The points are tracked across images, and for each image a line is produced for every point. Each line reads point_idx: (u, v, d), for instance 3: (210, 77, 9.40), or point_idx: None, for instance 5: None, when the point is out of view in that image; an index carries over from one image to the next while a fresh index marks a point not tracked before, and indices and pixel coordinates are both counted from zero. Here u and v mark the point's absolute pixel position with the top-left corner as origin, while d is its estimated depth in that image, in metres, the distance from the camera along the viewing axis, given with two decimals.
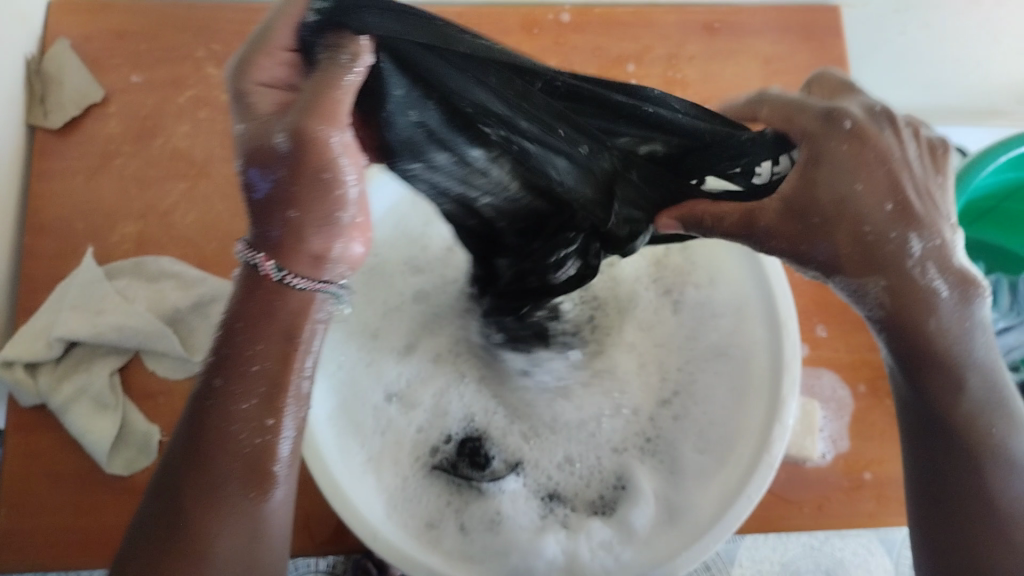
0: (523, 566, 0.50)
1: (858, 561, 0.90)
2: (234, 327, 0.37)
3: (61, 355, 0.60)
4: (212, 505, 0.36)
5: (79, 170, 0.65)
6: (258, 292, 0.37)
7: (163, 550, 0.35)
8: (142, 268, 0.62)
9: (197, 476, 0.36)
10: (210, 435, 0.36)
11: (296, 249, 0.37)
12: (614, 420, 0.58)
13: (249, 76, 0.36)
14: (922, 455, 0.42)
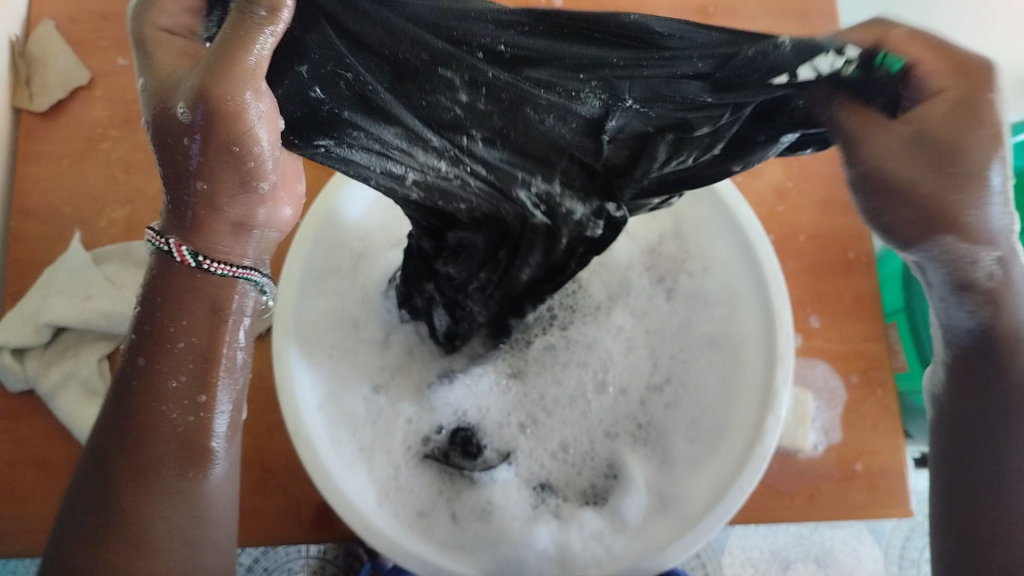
0: (514, 559, 0.50)
1: (847, 550, 0.93)
2: (154, 303, 0.36)
3: (50, 340, 0.59)
4: (145, 484, 0.36)
5: (65, 154, 0.64)
6: (171, 276, 0.36)
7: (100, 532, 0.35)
8: (131, 253, 0.61)
9: (127, 455, 0.36)
10: (139, 415, 0.36)
11: (214, 219, 0.35)
12: (602, 399, 0.58)
13: (152, 25, 0.35)
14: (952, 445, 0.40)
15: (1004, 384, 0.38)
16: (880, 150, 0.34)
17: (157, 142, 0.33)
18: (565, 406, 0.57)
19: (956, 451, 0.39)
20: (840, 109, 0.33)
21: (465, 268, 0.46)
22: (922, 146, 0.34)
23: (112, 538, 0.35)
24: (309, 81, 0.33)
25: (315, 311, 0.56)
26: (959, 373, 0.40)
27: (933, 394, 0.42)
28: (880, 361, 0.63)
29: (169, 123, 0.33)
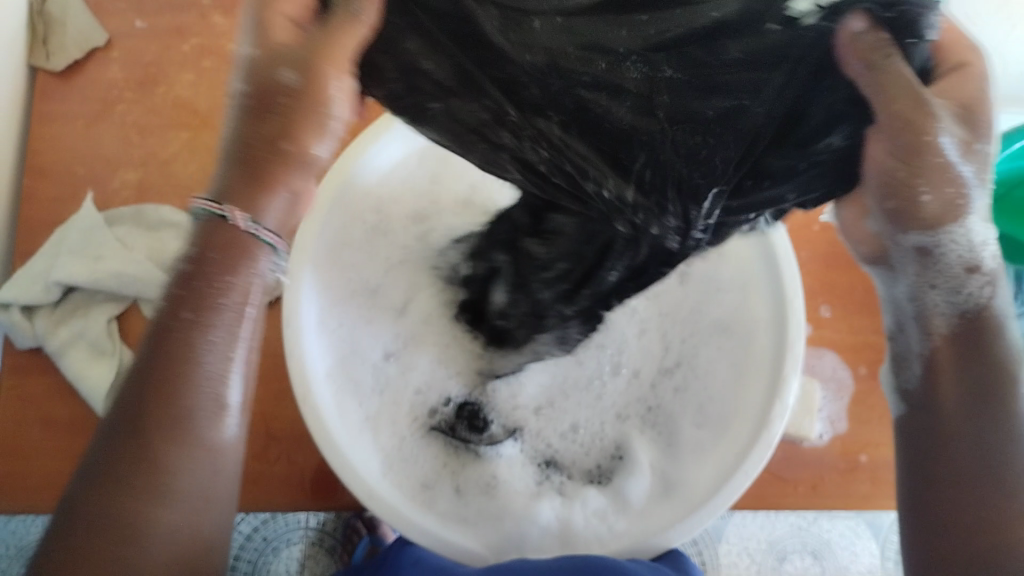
0: (516, 534, 0.50)
1: (845, 543, 0.94)
2: (206, 256, 0.36)
3: (59, 299, 0.59)
4: (177, 437, 0.34)
5: (80, 114, 0.63)
6: (221, 236, 0.36)
7: (120, 484, 0.33)
8: (143, 216, 0.61)
9: (160, 404, 0.34)
10: (178, 364, 0.34)
11: (277, 180, 0.37)
12: (618, 381, 0.58)
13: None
14: (925, 437, 0.38)
15: (991, 374, 0.37)
16: (931, 113, 0.35)
17: (254, 104, 0.36)
18: (577, 389, 0.58)
19: (927, 442, 0.38)
20: (844, 33, 0.32)
21: (551, 255, 0.47)
22: (954, 112, 0.36)
23: (132, 491, 0.33)
24: (414, 54, 0.33)
25: (328, 281, 0.55)
26: (940, 364, 0.39)
27: (905, 393, 0.41)
28: None
29: (271, 92, 0.36)
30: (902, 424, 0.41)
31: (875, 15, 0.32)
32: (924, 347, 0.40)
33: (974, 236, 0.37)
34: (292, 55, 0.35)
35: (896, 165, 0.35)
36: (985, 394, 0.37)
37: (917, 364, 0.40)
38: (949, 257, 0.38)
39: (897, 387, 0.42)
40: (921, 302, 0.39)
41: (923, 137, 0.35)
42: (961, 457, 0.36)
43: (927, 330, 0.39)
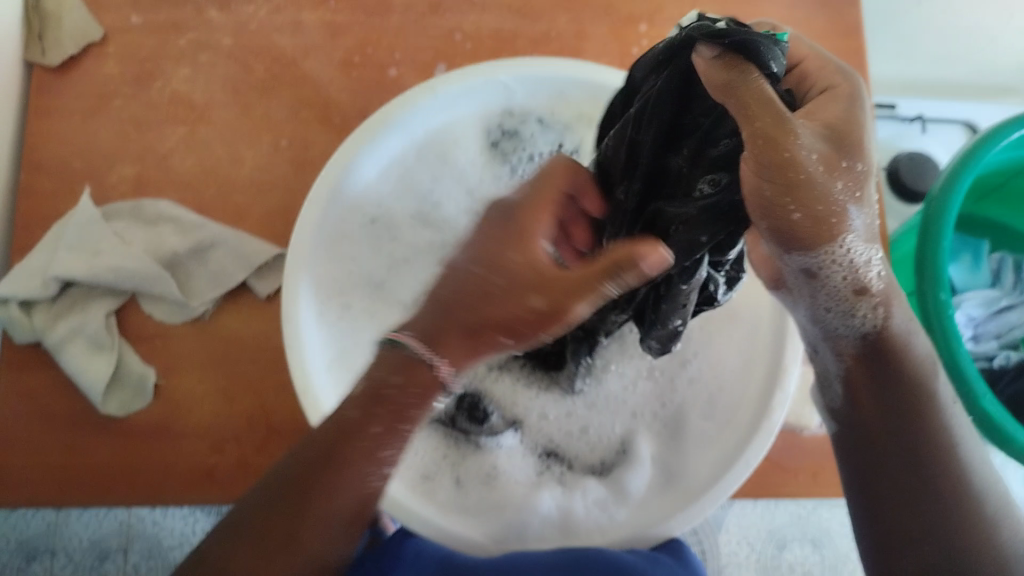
0: (517, 524, 0.51)
1: (843, 531, 0.96)
2: (401, 381, 0.43)
3: (57, 295, 0.59)
4: (322, 503, 0.43)
5: (77, 109, 0.63)
6: (408, 373, 0.42)
7: (270, 529, 0.43)
8: (141, 210, 0.61)
9: (315, 479, 0.43)
10: (336, 457, 0.43)
11: (478, 355, 0.42)
12: (646, 383, 0.58)
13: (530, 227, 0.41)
14: (859, 449, 0.46)
15: (894, 385, 0.44)
16: (791, 130, 0.35)
17: (478, 289, 0.40)
18: (594, 397, 0.58)
19: (859, 451, 0.46)
20: (697, 61, 0.35)
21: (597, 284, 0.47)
22: (818, 133, 0.38)
23: (275, 537, 0.43)
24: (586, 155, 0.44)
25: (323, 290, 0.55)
26: (856, 379, 0.46)
27: (831, 410, 0.49)
28: None
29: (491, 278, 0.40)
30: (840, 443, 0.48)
31: (718, 45, 0.34)
32: (841, 366, 0.46)
33: (854, 255, 0.39)
34: (528, 272, 0.40)
35: (764, 183, 0.35)
36: (893, 404, 0.44)
37: (838, 383, 0.48)
38: (835, 278, 0.40)
39: (824, 406, 0.50)
40: (844, 323, 0.44)
41: (785, 154, 0.35)
42: (896, 468, 0.44)
43: (838, 350, 0.46)
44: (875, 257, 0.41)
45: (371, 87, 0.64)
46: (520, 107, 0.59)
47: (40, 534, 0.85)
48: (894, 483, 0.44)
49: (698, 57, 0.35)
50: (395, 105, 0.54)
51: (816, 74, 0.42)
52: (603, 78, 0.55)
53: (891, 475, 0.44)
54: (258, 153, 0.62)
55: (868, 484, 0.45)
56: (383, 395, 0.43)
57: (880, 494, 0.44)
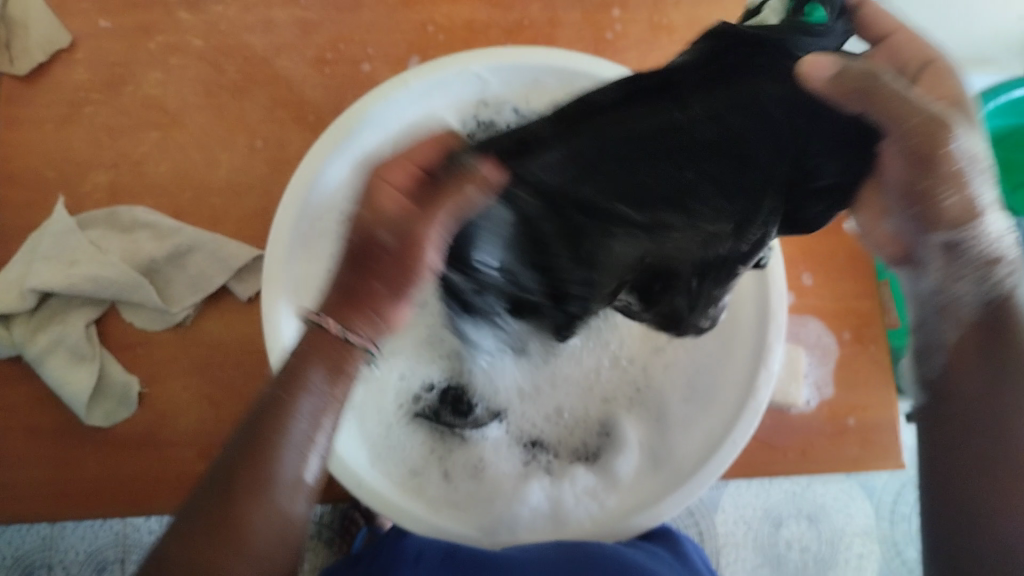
0: (508, 516, 0.51)
1: (838, 506, 0.96)
2: (307, 349, 0.38)
3: (35, 307, 0.58)
4: (258, 494, 0.37)
5: (48, 118, 0.62)
6: (322, 340, 0.37)
7: (211, 525, 0.36)
8: (116, 218, 0.61)
9: (248, 475, 0.37)
10: (268, 438, 0.37)
11: (371, 300, 0.36)
12: (612, 369, 0.58)
13: (378, 172, 0.35)
14: (943, 427, 0.39)
15: (1008, 357, 0.38)
16: (944, 122, 0.39)
17: (346, 261, 0.37)
18: (557, 377, 0.57)
19: (941, 425, 0.39)
20: (815, 78, 0.38)
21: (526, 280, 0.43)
22: (955, 111, 0.42)
23: (214, 540, 0.36)
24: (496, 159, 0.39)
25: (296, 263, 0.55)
26: (965, 352, 0.39)
27: (925, 382, 0.41)
28: (871, 317, 0.63)
29: (366, 248, 0.35)
30: (924, 417, 0.41)
31: (831, 63, 0.38)
32: (951, 337, 0.40)
33: (994, 232, 0.39)
34: (411, 223, 0.34)
35: (917, 177, 0.39)
36: (1002, 379, 0.37)
37: (942, 354, 0.40)
38: (974, 251, 0.39)
39: (918, 378, 0.42)
40: (948, 293, 0.40)
41: (940, 148, 0.38)
42: (979, 445, 0.37)
43: (954, 316, 0.40)
44: (1004, 228, 0.40)
45: (345, 83, 0.64)
46: (494, 97, 0.59)
47: (35, 548, 0.85)
48: (982, 468, 0.37)
49: (812, 76, 0.38)
50: (368, 100, 0.53)
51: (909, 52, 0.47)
52: (577, 65, 0.55)
53: (972, 453, 0.37)
54: (233, 155, 0.62)
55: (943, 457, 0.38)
56: (300, 363, 0.38)
57: (959, 474, 0.37)
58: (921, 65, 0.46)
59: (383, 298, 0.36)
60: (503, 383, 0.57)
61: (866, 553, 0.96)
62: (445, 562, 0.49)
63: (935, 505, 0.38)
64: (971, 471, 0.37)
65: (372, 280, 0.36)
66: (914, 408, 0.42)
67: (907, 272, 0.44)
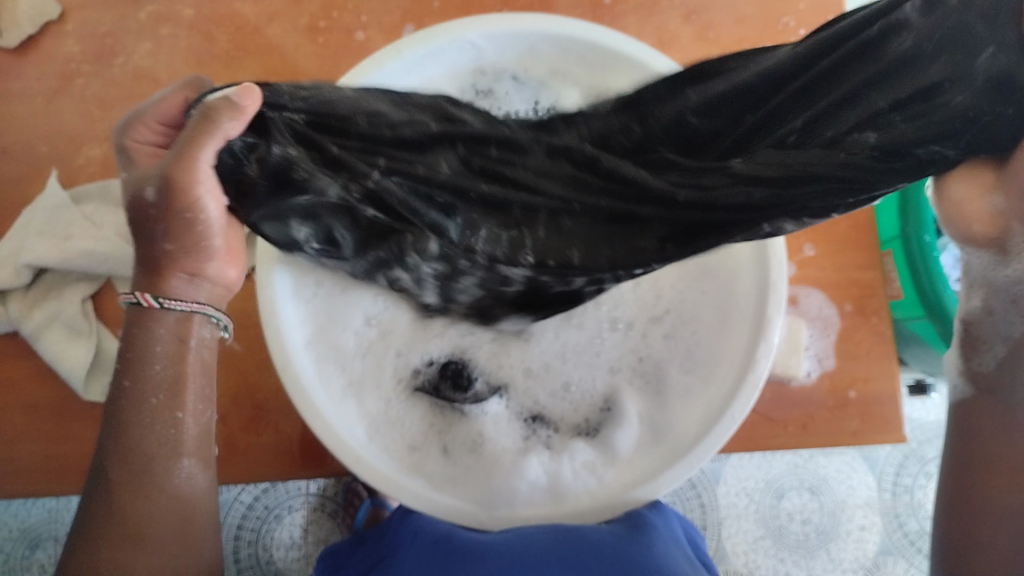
0: (506, 491, 0.51)
1: (841, 478, 0.97)
2: (132, 330, 0.45)
3: (32, 282, 0.59)
4: (133, 477, 0.44)
5: (39, 91, 0.61)
6: (144, 321, 0.45)
7: (105, 524, 0.43)
8: (110, 192, 0.60)
9: (122, 472, 0.44)
10: (120, 436, 0.44)
11: (172, 264, 0.46)
12: (615, 335, 0.57)
13: (127, 136, 0.45)
14: (981, 418, 0.42)
15: None
16: None
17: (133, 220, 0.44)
18: (568, 348, 0.56)
19: (978, 416, 0.42)
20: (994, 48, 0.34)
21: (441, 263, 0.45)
22: None
23: (114, 538, 0.43)
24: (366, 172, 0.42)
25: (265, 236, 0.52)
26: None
27: (975, 374, 0.42)
28: (875, 289, 0.62)
29: (141, 210, 0.43)
30: (965, 403, 0.43)
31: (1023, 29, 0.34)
32: (1019, 331, 0.39)
33: None
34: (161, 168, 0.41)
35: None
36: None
37: (1002, 344, 0.40)
38: None
39: (969, 368, 0.42)
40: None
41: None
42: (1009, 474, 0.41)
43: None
44: None
45: (338, 53, 0.62)
46: (492, 65, 0.57)
47: (42, 522, 0.86)
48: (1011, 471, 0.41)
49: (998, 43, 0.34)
50: (360, 69, 0.53)
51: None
52: (573, 32, 0.55)
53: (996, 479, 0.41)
54: None
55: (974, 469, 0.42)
56: (142, 365, 0.44)
57: (988, 471, 0.42)
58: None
59: (176, 254, 0.45)
60: (513, 360, 0.56)
61: (868, 525, 0.96)
62: (439, 544, 0.51)
63: (959, 494, 0.43)
64: (998, 471, 0.41)
65: (164, 228, 0.44)
66: (956, 391, 0.44)
67: (982, 257, 0.38)
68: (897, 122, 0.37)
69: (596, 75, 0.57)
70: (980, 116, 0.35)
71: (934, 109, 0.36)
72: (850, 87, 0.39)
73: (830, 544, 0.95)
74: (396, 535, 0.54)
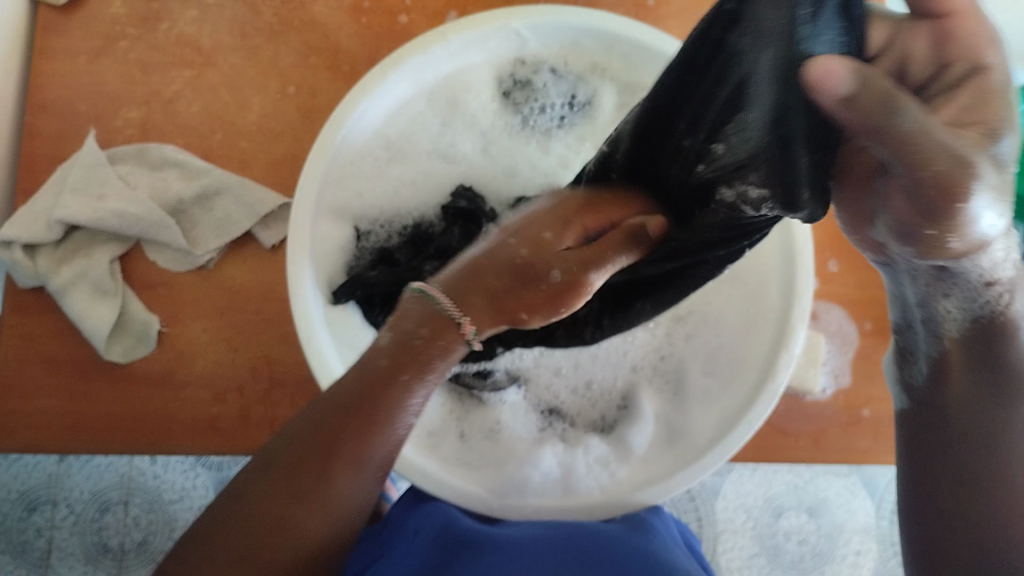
0: (519, 478, 0.51)
1: (841, 502, 0.96)
2: (415, 343, 0.39)
3: (61, 238, 0.59)
4: (347, 465, 0.37)
5: (82, 50, 0.62)
6: (421, 338, 0.39)
7: (286, 485, 0.37)
8: (146, 155, 0.61)
9: (346, 449, 0.37)
10: (371, 409, 0.38)
11: (478, 297, 0.39)
12: (643, 333, 0.58)
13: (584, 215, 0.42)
14: (920, 431, 0.44)
15: (1000, 379, 0.40)
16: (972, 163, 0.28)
17: (510, 266, 0.39)
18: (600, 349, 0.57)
19: (919, 427, 0.44)
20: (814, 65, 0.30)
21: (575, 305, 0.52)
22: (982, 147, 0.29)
23: (299, 497, 0.37)
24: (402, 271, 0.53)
25: (327, 232, 0.54)
26: (950, 361, 0.41)
27: (910, 386, 0.45)
28: None
29: (523, 269, 0.39)
30: (907, 417, 0.45)
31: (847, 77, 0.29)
32: (935, 349, 0.42)
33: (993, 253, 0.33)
34: (552, 250, 0.39)
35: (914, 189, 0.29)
36: (985, 399, 0.40)
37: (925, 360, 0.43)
38: (966, 274, 0.36)
39: (901, 380, 0.46)
40: (932, 307, 0.40)
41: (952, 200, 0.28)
42: (957, 479, 0.41)
43: (937, 332, 0.41)
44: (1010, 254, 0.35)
45: (380, 35, 0.62)
46: (533, 56, 0.58)
47: (41, 485, 0.86)
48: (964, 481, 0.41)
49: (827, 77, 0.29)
50: (406, 48, 0.53)
51: (960, 42, 0.32)
52: (619, 28, 0.55)
53: (949, 483, 0.41)
54: (264, 99, 0.61)
55: (927, 473, 0.43)
56: (411, 345, 0.39)
57: (926, 474, 0.43)
58: (971, 63, 0.32)
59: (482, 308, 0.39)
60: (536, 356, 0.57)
61: (864, 551, 0.97)
62: (442, 536, 0.47)
63: (922, 508, 0.43)
64: (942, 477, 0.42)
65: (536, 287, 0.39)
66: (902, 416, 0.46)
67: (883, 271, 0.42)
68: (732, 139, 0.35)
69: (634, 71, 0.58)
70: (767, 145, 0.32)
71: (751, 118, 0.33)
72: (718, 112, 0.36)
73: (824, 566, 0.97)
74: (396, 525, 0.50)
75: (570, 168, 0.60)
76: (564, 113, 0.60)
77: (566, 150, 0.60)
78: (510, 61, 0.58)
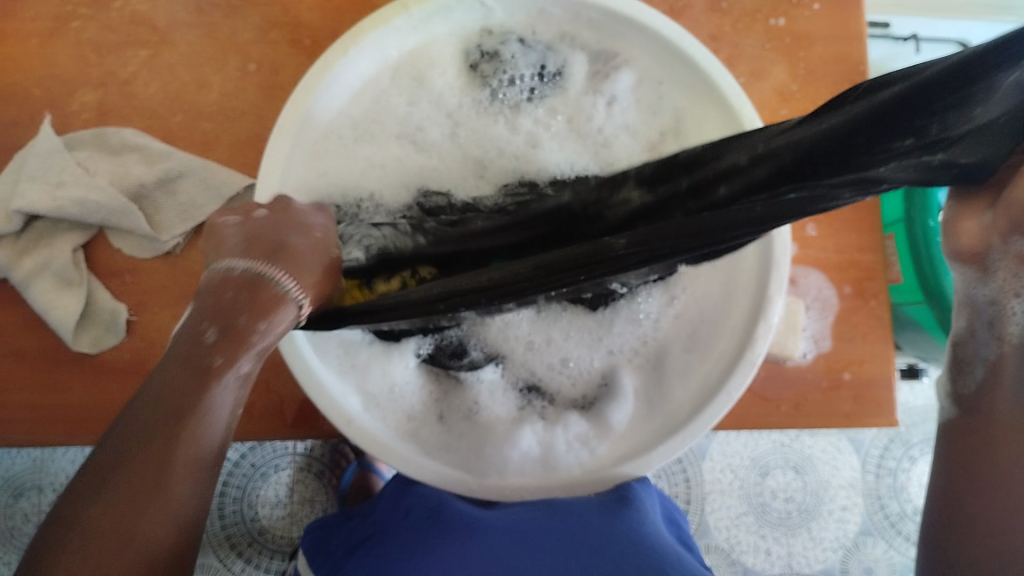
0: (498, 460, 0.51)
1: (826, 458, 1.01)
2: (235, 296, 0.38)
3: (21, 229, 0.57)
4: (184, 448, 0.36)
5: (35, 31, 0.60)
6: (249, 292, 0.38)
7: (111, 499, 0.35)
8: (105, 139, 0.59)
9: (161, 424, 0.36)
10: (189, 409, 0.36)
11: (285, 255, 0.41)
12: (630, 326, 0.55)
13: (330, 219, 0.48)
14: (962, 442, 0.40)
15: None
16: None
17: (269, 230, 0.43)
18: (573, 326, 0.55)
19: (962, 439, 0.40)
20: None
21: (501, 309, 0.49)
22: None
23: (128, 485, 0.35)
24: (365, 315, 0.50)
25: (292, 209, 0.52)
26: (1004, 365, 0.38)
27: (959, 396, 0.40)
28: (875, 273, 0.62)
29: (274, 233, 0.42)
30: (951, 427, 0.41)
31: None
32: (994, 351, 0.38)
33: None
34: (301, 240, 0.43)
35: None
36: None
37: (982, 366, 0.39)
38: None
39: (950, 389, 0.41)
40: (1000, 305, 0.37)
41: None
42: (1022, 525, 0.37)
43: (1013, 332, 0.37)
44: None
45: (342, 7, 0.60)
46: (499, 26, 0.57)
47: (25, 471, 0.93)
48: (979, 485, 0.38)
49: None
50: (366, 23, 0.52)
51: None
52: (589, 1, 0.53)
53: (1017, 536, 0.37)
54: (225, 77, 0.60)
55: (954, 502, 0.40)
56: (223, 305, 0.38)
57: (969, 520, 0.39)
58: None
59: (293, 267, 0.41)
60: (517, 334, 0.55)
61: (850, 506, 1.00)
62: (432, 518, 0.55)
63: (943, 534, 0.40)
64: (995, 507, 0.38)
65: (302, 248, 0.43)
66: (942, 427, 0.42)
67: (964, 271, 0.38)
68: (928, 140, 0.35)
69: (605, 40, 0.57)
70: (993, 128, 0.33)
71: (974, 118, 0.34)
72: (913, 98, 0.36)
73: (811, 522, 1.00)
74: (387, 514, 0.58)
75: (540, 146, 0.56)
76: (535, 86, 0.57)
77: (536, 123, 0.57)
78: (476, 33, 0.57)
